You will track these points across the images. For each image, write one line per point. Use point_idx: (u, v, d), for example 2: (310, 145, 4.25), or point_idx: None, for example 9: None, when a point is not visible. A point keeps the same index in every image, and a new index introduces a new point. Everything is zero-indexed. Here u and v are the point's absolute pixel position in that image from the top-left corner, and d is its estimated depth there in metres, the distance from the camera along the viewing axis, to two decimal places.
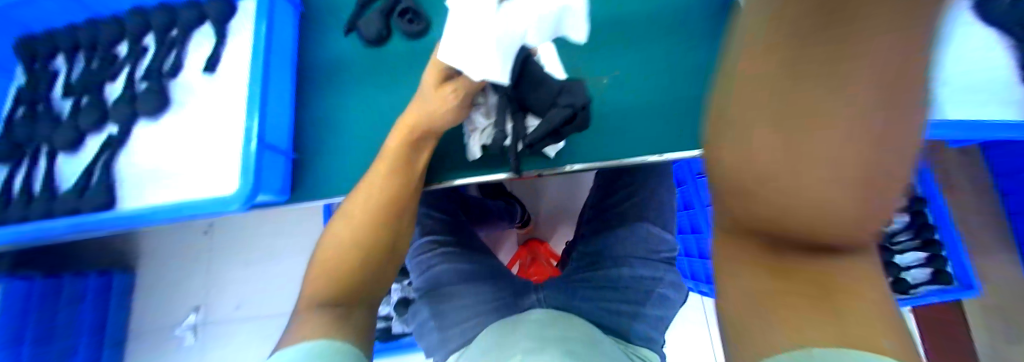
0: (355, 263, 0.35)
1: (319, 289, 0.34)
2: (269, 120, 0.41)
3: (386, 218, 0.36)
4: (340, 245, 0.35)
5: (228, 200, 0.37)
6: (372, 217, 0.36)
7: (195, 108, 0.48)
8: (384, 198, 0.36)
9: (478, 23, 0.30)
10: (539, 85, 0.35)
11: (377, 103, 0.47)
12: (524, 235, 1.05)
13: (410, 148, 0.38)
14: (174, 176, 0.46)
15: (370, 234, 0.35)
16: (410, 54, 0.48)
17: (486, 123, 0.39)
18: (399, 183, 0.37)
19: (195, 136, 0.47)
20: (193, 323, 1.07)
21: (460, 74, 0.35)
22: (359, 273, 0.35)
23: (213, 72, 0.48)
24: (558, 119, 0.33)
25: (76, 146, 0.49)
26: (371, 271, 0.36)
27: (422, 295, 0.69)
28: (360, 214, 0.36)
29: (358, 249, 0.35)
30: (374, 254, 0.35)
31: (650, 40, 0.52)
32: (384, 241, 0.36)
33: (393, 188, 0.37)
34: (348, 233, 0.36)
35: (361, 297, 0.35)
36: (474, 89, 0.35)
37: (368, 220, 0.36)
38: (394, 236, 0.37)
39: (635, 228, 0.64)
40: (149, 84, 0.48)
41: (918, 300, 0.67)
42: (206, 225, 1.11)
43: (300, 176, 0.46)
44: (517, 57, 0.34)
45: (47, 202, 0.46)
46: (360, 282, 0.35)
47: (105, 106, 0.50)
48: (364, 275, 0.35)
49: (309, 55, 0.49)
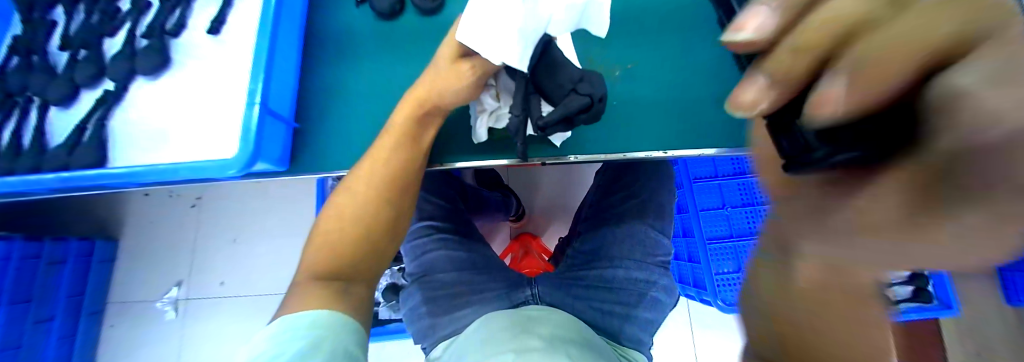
0: (358, 240, 0.35)
1: (320, 264, 0.34)
2: (274, 86, 0.41)
3: (389, 196, 0.35)
4: (340, 219, 0.35)
5: (226, 164, 0.36)
6: (374, 193, 0.35)
7: (197, 70, 0.47)
8: (388, 175, 0.35)
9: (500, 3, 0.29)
10: (560, 71, 0.32)
11: (387, 79, 0.46)
12: (517, 228, 1.05)
13: (418, 125, 0.36)
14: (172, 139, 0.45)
15: (375, 212, 0.35)
16: (421, 30, 0.48)
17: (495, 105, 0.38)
18: (405, 161, 0.36)
19: (195, 99, 0.46)
20: (176, 297, 1.05)
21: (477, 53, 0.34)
22: (359, 250, 0.35)
23: (218, 34, 0.47)
24: (575, 106, 0.31)
25: (70, 100, 0.48)
26: (374, 249, 0.36)
27: (416, 279, 0.69)
28: (363, 190, 0.35)
29: (364, 225, 0.35)
30: (377, 231, 0.35)
31: (664, 37, 0.52)
32: (387, 219, 0.36)
33: (398, 167, 0.36)
34: (352, 208, 0.35)
35: (362, 273, 0.35)
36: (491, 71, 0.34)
37: (372, 198, 0.35)
38: (396, 216, 0.37)
39: (633, 228, 0.64)
40: (150, 42, 0.47)
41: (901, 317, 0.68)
42: (195, 198, 1.09)
43: (300, 146, 0.45)
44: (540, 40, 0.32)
45: (36, 156, 0.45)
46: (362, 260, 0.35)
47: (103, 62, 0.48)
48: (368, 252, 0.35)
49: (319, 24, 0.48)
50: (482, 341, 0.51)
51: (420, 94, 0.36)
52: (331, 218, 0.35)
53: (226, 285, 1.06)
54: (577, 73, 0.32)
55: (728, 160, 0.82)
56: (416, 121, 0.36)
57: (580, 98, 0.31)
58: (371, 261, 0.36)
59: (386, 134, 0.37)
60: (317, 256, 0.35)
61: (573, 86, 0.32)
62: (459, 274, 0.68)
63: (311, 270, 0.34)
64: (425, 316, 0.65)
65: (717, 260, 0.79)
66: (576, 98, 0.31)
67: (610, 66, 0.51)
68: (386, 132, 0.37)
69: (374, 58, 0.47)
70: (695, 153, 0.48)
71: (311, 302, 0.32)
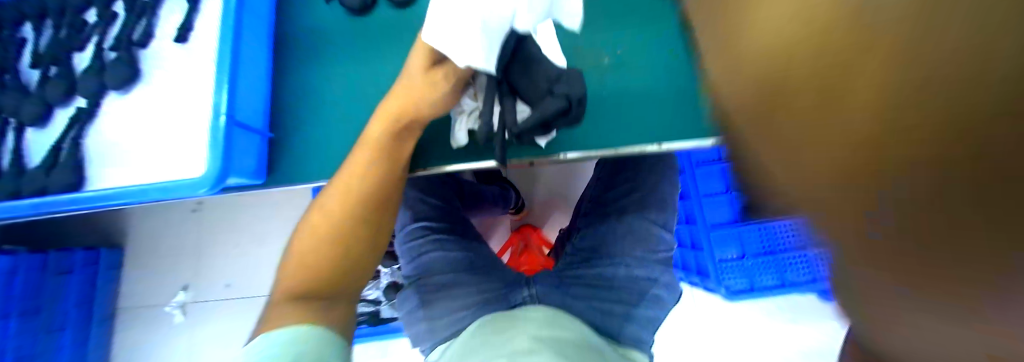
0: (335, 255, 0.34)
1: (300, 281, 0.33)
2: (242, 95, 0.39)
3: (366, 208, 0.34)
4: (318, 235, 0.34)
5: (195, 183, 0.35)
6: (351, 207, 0.34)
7: (167, 81, 0.45)
8: (365, 190, 0.34)
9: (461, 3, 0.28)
10: (535, 69, 0.32)
11: (363, 80, 0.44)
12: (517, 221, 1.04)
13: (397, 138, 0.35)
14: (148, 154, 0.44)
15: (349, 225, 0.34)
16: (397, 23, 0.45)
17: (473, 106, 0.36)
18: (381, 174, 0.35)
19: (167, 112, 0.44)
20: (182, 301, 1.06)
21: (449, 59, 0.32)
22: (337, 265, 0.34)
23: (186, 43, 0.45)
24: (552, 109, 0.31)
25: (44, 120, 0.46)
26: (352, 262, 0.35)
27: (412, 282, 0.68)
28: (338, 204, 0.34)
29: (340, 237, 0.34)
30: (355, 244, 0.34)
31: (655, 20, 0.48)
32: (365, 232, 0.35)
33: (375, 179, 0.34)
34: (329, 221, 0.34)
35: (343, 287, 0.34)
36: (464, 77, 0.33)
37: (348, 210, 0.34)
38: (375, 230, 0.35)
39: (631, 224, 0.63)
40: (118, 54, 0.45)
41: None
42: (193, 203, 1.09)
43: (277, 157, 0.43)
44: (507, 41, 0.32)
45: (15, 178, 0.44)
46: (340, 276, 0.34)
47: (74, 78, 0.47)
48: (346, 266, 0.34)
49: (289, 25, 0.46)
50: (478, 343, 0.50)
51: (394, 104, 0.34)
52: (308, 231, 0.35)
53: (230, 287, 1.05)
54: (553, 73, 0.32)
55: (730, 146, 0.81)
56: (390, 129, 0.34)
57: (557, 100, 0.31)
58: (352, 273, 0.35)
59: (362, 144, 0.35)
60: (294, 273, 0.34)
61: (547, 85, 0.32)
62: (455, 275, 0.67)
63: (288, 287, 0.33)
64: (422, 319, 0.64)
65: (720, 247, 0.78)
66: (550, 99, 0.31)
67: (598, 54, 0.49)
68: (362, 141, 0.35)
69: (349, 59, 0.45)
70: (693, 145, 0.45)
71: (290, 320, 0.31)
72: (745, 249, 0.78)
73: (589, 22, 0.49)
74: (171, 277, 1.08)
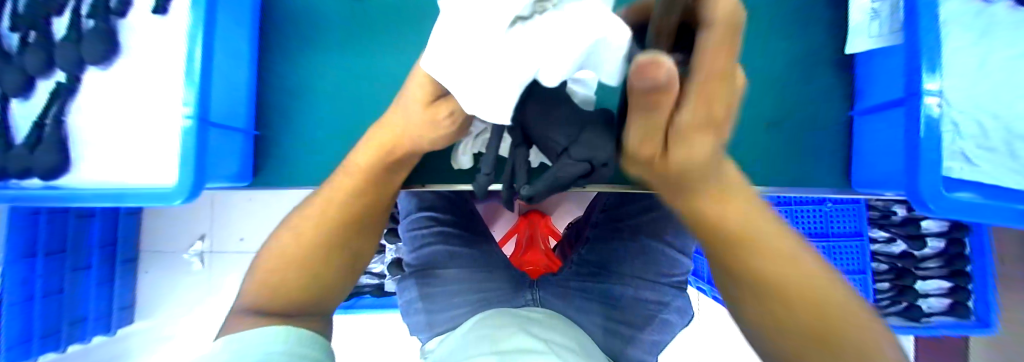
0: (318, 277, 0.31)
1: (261, 296, 0.29)
2: (217, 90, 0.36)
3: (351, 232, 0.32)
4: (287, 258, 0.30)
5: (168, 194, 0.32)
6: (338, 236, 0.32)
7: (148, 57, 0.41)
8: (352, 217, 0.32)
9: (471, 33, 0.21)
10: (551, 117, 0.27)
11: (353, 77, 0.46)
12: (523, 207, 0.98)
13: (388, 170, 0.32)
14: (138, 139, 0.41)
15: (326, 250, 0.31)
16: (387, 11, 0.46)
17: (480, 130, 0.32)
18: (371, 200, 0.33)
19: (152, 96, 0.41)
20: (199, 251, 1.10)
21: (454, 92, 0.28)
22: (309, 288, 0.30)
23: (163, 14, 0.41)
24: (566, 176, 0.26)
25: (28, 90, 0.44)
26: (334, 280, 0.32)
27: (412, 271, 0.66)
28: (315, 231, 0.31)
29: (321, 258, 0.31)
30: (340, 264, 0.32)
31: None
32: (352, 252, 0.33)
33: (362, 202, 0.32)
34: (307, 242, 0.31)
35: (326, 305, 0.32)
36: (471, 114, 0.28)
37: (331, 234, 0.31)
38: (359, 252, 0.34)
39: (646, 245, 0.58)
40: (94, 23, 0.41)
41: (931, 329, 0.79)
42: None
43: (265, 151, 0.46)
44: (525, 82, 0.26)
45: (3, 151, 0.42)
46: (327, 293, 0.32)
47: (52, 46, 0.43)
48: (322, 286, 0.31)
49: (276, 14, 0.47)
50: (476, 333, 0.48)
51: (393, 130, 0.31)
52: (278, 254, 0.31)
53: (245, 241, 1.09)
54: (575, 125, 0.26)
55: None
56: (384, 159, 0.32)
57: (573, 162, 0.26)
58: (336, 289, 0.32)
59: (348, 169, 0.33)
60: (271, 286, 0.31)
61: (559, 142, 0.26)
62: (458, 271, 0.64)
63: (253, 298, 0.29)
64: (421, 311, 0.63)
65: None
66: (564, 163, 0.26)
67: None
68: (351, 164, 0.33)
69: (335, 50, 0.46)
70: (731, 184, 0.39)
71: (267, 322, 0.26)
72: None
73: None
74: (188, 228, 1.11)
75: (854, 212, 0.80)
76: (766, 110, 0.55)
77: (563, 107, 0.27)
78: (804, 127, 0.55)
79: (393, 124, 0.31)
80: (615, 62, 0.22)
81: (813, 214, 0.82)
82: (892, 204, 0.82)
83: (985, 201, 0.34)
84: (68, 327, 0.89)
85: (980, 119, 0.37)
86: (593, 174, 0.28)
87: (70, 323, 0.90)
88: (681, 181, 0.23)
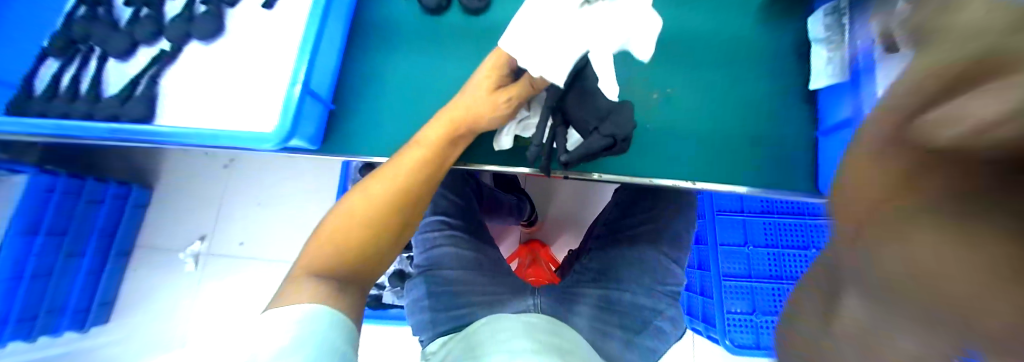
0: (373, 229, 0.35)
1: (323, 259, 0.33)
2: (319, 66, 0.42)
3: (406, 195, 0.36)
4: (352, 216, 0.35)
5: (264, 137, 0.38)
6: (393, 197, 0.36)
7: (244, 39, 0.49)
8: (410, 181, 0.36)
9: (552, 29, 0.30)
10: (587, 103, 0.35)
11: (419, 78, 0.48)
12: (527, 234, 1.05)
13: (448, 144, 0.38)
14: (217, 100, 0.47)
15: (383, 207, 0.35)
16: (465, 28, 0.49)
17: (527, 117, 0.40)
18: (429, 171, 0.38)
19: (239, 69, 0.47)
20: (196, 252, 1.09)
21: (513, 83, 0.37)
22: (371, 246, 0.35)
23: (270, 9, 0.49)
24: (596, 146, 0.34)
25: (127, 54, 0.52)
26: (385, 237, 0.36)
27: (420, 271, 0.67)
28: (381, 189, 0.36)
29: (379, 214, 0.35)
30: (391, 223, 0.36)
31: (720, 63, 0.48)
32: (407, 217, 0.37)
33: (421, 170, 0.37)
34: (370, 198, 0.36)
35: (375, 263, 0.36)
36: (524, 99, 0.37)
37: (392, 191, 0.36)
38: (406, 222, 0.37)
39: (643, 253, 0.63)
40: (208, 8, 0.50)
41: None
42: (227, 159, 1.13)
43: (334, 128, 0.46)
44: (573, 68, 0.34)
45: (92, 103, 0.50)
46: (375, 252, 0.35)
47: (162, 22, 0.53)
48: (375, 241, 0.35)
49: (367, 11, 0.50)
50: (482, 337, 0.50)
51: (458, 112, 0.38)
52: (344, 213, 0.35)
53: (245, 245, 1.09)
54: (605, 109, 0.34)
55: (756, 197, 0.86)
56: (450, 137, 0.38)
57: (601, 137, 0.34)
58: (384, 250, 0.36)
59: (417, 142, 0.38)
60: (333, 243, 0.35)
61: (592, 122, 0.35)
62: (466, 273, 0.66)
63: (319, 257, 0.34)
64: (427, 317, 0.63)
65: (731, 299, 0.82)
66: (597, 136, 0.34)
67: (648, 91, 0.47)
68: (422, 138, 0.39)
69: (403, 48, 0.49)
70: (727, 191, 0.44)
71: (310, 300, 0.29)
72: (755, 305, 0.82)
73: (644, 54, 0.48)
74: (191, 225, 1.11)
75: None
76: (742, 124, 0.46)
77: (597, 92, 0.35)
78: (786, 144, 0.46)
79: (459, 108, 0.38)
80: (648, 47, 0.31)
81: (801, 260, 0.84)
82: None
83: None
84: (44, 315, 0.91)
85: None
86: (615, 149, 0.36)
87: (48, 311, 0.91)
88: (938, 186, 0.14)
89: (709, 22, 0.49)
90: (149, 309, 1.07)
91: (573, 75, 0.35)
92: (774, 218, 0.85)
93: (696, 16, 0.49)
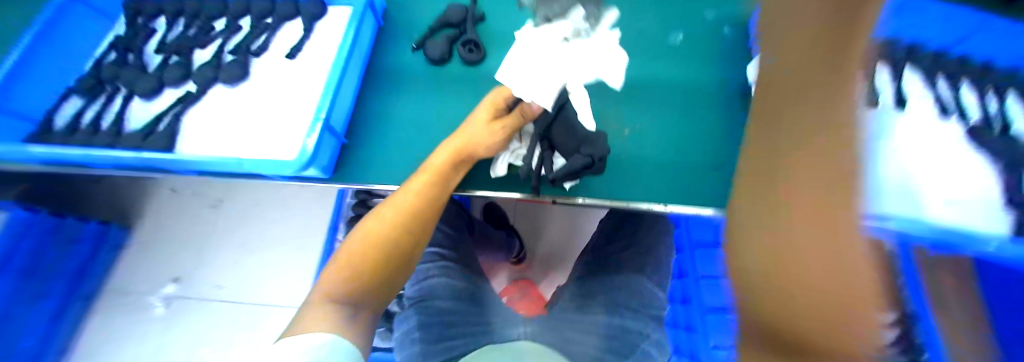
0: (381, 252, 0.38)
1: (342, 282, 0.36)
2: (336, 104, 0.47)
3: (413, 218, 0.40)
4: (367, 240, 0.38)
5: (283, 165, 0.42)
6: (403, 220, 0.39)
7: (266, 83, 0.55)
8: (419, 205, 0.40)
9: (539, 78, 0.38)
10: (569, 128, 0.42)
11: (423, 117, 0.54)
12: (516, 272, 1.06)
13: (451, 169, 0.43)
14: (236, 135, 0.51)
15: (393, 230, 0.39)
16: (465, 76, 0.57)
17: (518, 146, 0.47)
18: (435, 195, 0.42)
19: (260, 108, 0.53)
20: (168, 294, 1.04)
21: (508, 115, 0.44)
22: (384, 268, 0.38)
23: (293, 59, 0.56)
24: (579, 164, 0.41)
25: (153, 94, 0.58)
26: (394, 257, 0.38)
27: (411, 303, 0.65)
28: (393, 214, 0.39)
29: (389, 238, 0.38)
30: (398, 245, 0.39)
31: (681, 106, 0.56)
32: (412, 239, 0.40)
33: (427, 194, 0.41)
34: (382, 224, 0.39)
35: (385, 284, 0.38)
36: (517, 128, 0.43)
37: (402, 214, 0.39)
38: (414, 246, 0.40)
39: (629, 279, 0.66)
40: (236, 57, 0.56)
41: None
42: (217, 199, 1.12)
43: (344, 160, 0.51)
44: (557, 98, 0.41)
45: (113, 136, 0.54)
46: (384, 276, 0.38)
47: (190, 67, 0.59)
48: (383, 261, 0.38)
49: (379, 62, 0.57)
50: None
51: (460, 140, 0.43)
52: (359, 239, 0.38)
53: (222, 290, 1.04)
54: (582, 135, 0.42)
55: None
56: (453, 163, 0.43)
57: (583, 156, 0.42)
58: (392, 271, 0.38)
59: (424, 168, 0.43)
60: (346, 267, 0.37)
61: (574, 144, 0.42)
62: (458, 303, 0.66)
63: (339, 280, 0.36)
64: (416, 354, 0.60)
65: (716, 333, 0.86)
66: (579, 155, 0.41)
67: (622, 127, 0.55)
68: (427, 166, 0.43)
69: (410, 91, 0.56)
70: (695, 212, 0.49)
71: (325, 327, 0.32)
72: None
73: (619, 97, 0.57)
74: (164, 267, 1.06)
75: None
76: (705, 158, 0.54)
77: (572, 118, 0.42)
78: None
79: (460, 137, 0.44)
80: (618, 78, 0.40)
81: None
82: None
83: (951, 232, 0.42)
84: None
85: None
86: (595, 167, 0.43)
87: None
88: (819, 62, 0.15)
89: (670, 75, 0.58)
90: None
91: (556, 108, 0.42)
92: None
93: (658, 71, 0.59)
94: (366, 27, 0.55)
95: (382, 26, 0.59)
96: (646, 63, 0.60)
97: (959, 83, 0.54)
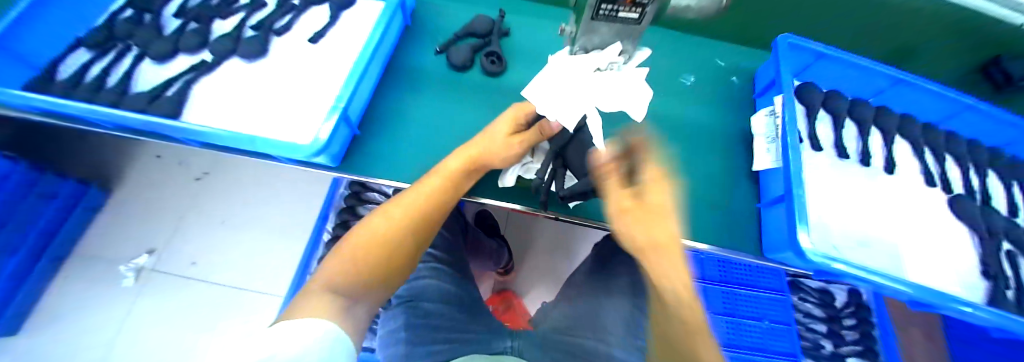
0: (387, 248, 0.39)
1: (344, 273, 0.36)
2: (356, 95, 0.48)
3: (421, 219, 0.41)
4: (376, 234, 0.39)
5: (296, 147, 0.42)
6: (412, 219, 0.41)
7: (285, 64, 0.55)
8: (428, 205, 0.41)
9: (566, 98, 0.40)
10: (581, 149, 0.44)
11: (438, 118, 0.55)
12: (500, 283, 1.05)
13: (464, 176, 0.44)
14: (247, 111, 0.51)
15: (400, 229, 0.40)
16: (482, 83, 0.58)
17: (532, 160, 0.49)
18: (444, 199, 0.43)
19: (275, 88, 0.53)
20: (140, 266, 1.00)
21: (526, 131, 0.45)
22: (387, 263, 0.39)
23: (315, 44, 0.56)
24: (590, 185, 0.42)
25: (166, 58, 0.58)
26: (399, 254, 0.40)
27: (400, 302, 0.65)
28: (402, 212, 0.40)
29: (396, 235, 0.40)
30: (404, 243, 0.40)
31: (685, 143, 0.59)
32: (417, 237, 0.42)
33: (438, 198, 0.42)
34: (391, 221, 0.40)
35: (385, 277, 0.39)
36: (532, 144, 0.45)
37: (411, 214, 0.40)
38: (416, 244, 0.42)
39: (618, 304, 0.67)
40: (257, 34, 0.57)
41: None
42: (201, 172, 1.10)
43: (354, 150, 0.51)
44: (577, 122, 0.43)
45: (118, 95, 0.53)
46: (387, 270, 0.39)
47: (207, 36, 0.59)
48: (387, 257, 0.39)
49: (400, 59, 0.59)
50: None
51: (477, 148, 0.43)
52: (366, 233, 0.39)
53: (197, 266, 1.01)
54: None
55: (714, 266, 0.95)
56: (466, 170, 0.44)
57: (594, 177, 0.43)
58: (393, 266, 0.39)
59: (435, 171, 0.43)
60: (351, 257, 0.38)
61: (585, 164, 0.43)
62: (445, 307, 0.66)
63: (342, 271, 0.36)
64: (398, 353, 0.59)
65: None
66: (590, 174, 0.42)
67: None
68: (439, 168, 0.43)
69: (427, 91, 0.57)
70: (691, 245, 0.50)
71: (323, 321, 0.29)
72: None
73: (626, 125, 0.59)
74: (143, 235, 1.03)
75: (786, 333, 0.90)
76: (704, 192, 0.55)
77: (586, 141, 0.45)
78: (738, 211, 0.54)
79: (477, 144, 0.44)
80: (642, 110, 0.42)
81: (755, 329, 0.90)
82: (819, 338, 0.91)
83: (945, 301, 0.46)
84: None
85: (851, 233, 0.52)
86: None
87: None
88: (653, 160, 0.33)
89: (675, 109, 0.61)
90: (64, 327, 0.94)
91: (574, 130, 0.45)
92: (730, 287, 0.94)
93: (664, 105, 0.62)
94: (393, 24, 0.56)
95: (407, 26, 0.61)
96: (656, 97, 0.63)
97: (943, 158, 0.61)
